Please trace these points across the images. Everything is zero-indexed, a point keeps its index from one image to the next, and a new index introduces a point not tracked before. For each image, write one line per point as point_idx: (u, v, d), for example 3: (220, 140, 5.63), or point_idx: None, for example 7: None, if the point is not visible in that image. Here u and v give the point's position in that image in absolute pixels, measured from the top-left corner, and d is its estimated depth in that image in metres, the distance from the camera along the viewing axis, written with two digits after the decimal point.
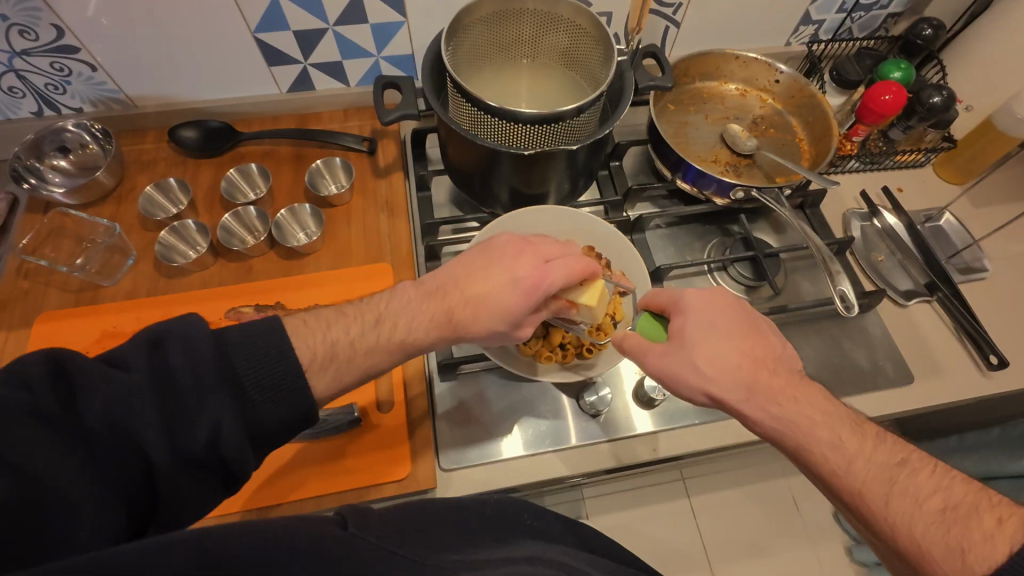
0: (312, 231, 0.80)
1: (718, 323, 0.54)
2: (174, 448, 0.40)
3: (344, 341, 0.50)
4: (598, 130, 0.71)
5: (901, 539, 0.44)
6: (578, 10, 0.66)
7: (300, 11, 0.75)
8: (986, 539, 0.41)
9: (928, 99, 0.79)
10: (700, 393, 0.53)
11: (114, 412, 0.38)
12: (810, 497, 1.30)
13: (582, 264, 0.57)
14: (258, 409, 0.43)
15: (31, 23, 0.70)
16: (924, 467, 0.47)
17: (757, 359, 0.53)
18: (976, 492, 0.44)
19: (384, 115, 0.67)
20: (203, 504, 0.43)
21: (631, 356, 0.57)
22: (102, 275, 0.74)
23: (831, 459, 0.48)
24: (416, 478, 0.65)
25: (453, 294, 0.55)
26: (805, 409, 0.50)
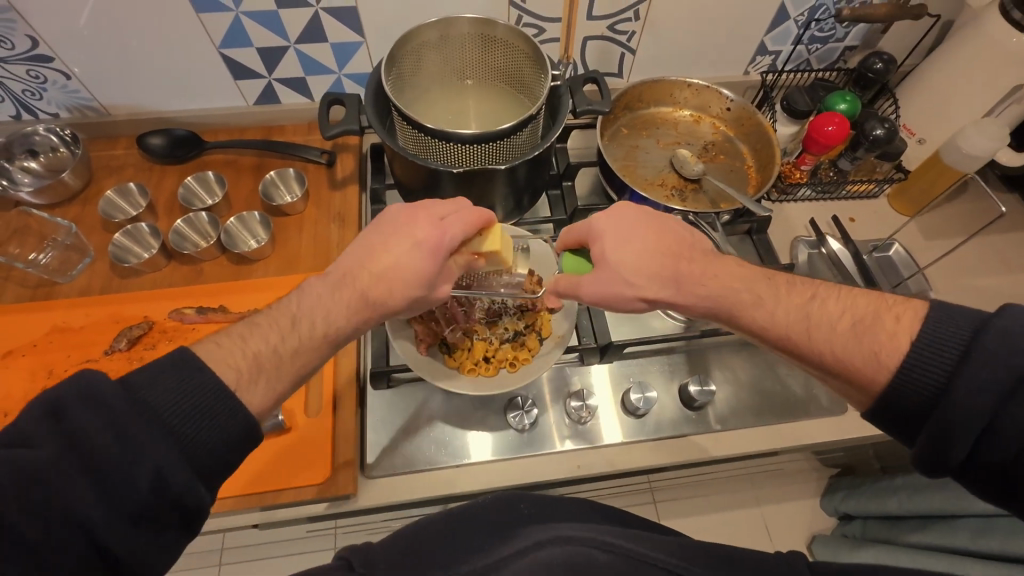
0: (262, 237, 0.82)
1: (630, 231, 0.57)
2: (110, 506, 0.39)
3: (268, 351, 0.51)
4: (537, 147, 0.73)
5: (830, 363, 0.49)
6: (514, 32, 0.69)
7: (262, 30, 0.79)
8: (891, 338, 0.46)
9: (871, 132, 0.81)
10: (637, 300, 0.56)
11: (19, 489, 0.37)
12: (781, 527, 1.27)
13: (475, 215, 0.60)
14: (192, 445, 0.42)
15: (7, 34, 0.74)
16: (831, 294, 0.52)
17: (674, 249, 0.57)
18: (875, 299, 0.50)
19: (327, 129, 0.70)
20: (170, 554, 0.43)
21: (568, 296, 0.60)
22: (59, 273, 0.77)
23: (768, 324, 0.53)
24: (333, 483, 0.65)
25: (361, 276, 0.56)
26: (730, 286, 0.55)
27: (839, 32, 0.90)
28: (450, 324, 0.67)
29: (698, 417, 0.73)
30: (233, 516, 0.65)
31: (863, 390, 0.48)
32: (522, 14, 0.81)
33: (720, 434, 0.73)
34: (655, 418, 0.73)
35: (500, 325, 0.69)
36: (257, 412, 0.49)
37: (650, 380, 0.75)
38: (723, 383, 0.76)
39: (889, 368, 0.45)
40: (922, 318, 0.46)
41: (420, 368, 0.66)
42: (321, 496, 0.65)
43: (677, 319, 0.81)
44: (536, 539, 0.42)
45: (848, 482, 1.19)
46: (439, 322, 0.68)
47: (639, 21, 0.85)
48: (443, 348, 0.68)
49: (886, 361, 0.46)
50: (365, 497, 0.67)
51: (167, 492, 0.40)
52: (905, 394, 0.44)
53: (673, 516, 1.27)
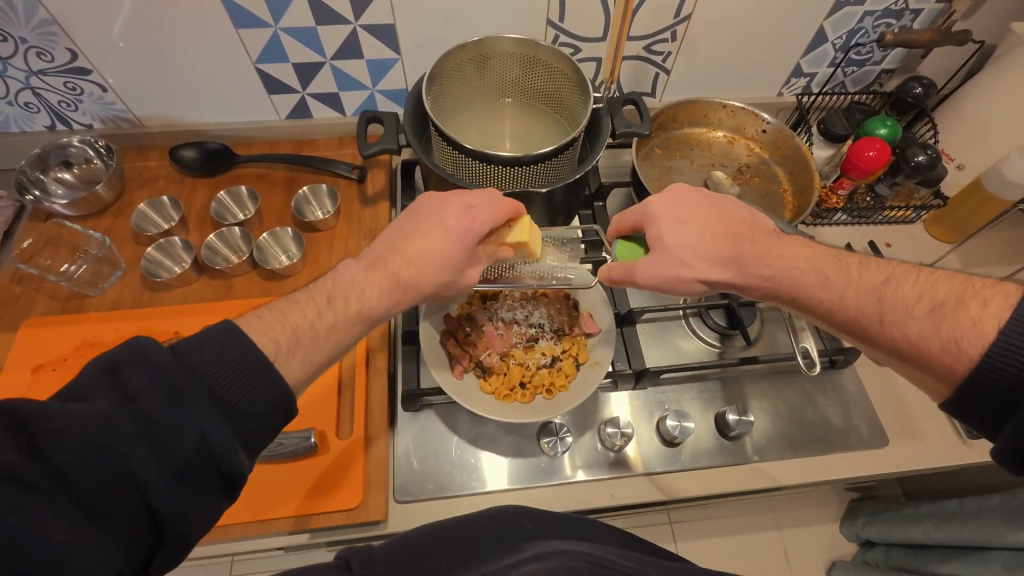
0: (293, 253, 0.81)
1: (688, 213, 0.58)
2: (158, 464, 0.40)
3: (304, 326, 0.51)
4: (574, 171, 0.72)
5: (904, 349, 0.48)
6: (558, 55, 0.69)
7: (299, 46, 0.79)
8: (975, 324, 0.44)
9: (913, 158, 0.79)
10: (696, 282, 0.58)
11: (81, 442, 0.38)
12: (802, 553, 1.25)
13: (505, 204, 0.60)
14: (237, 409, 0.44)
15: (48, 46, 0.75)
16: (909, 276, 0.50)
17: (736, 231, 0.58)
18: (960, 283, 0.48)
19: (365, 148, 0.69)
20: (207, 520, 0.43)
21: (622, 283, 0.60)
22: (90, 285, 0.77)
23: (825, 299, 0.53)
24: (347, 510, 0.64)
25: (392, 259, 0.57)
26: (795, 266, 0.55)
27: (877, 56, 0.89)
28: (487, 349, 0.67)
29: (735, 447, 0.72)
30: (262, 540, 0.64)
31: (941, 377, 0.46)
32: (559, 34, 0.81)
33: (757, 465, 0.71)
34: (691, 447, 0.71)
35: (536, 349, 0.68)
36: (294, 385, 0.49)
37: (686, 407, 0.74)
38: (761, 413, 0.74)
39: (971, 356, 0.44)
40: (1013, 305, 0.44)
41: (455, 391, 0.65)
42: (334, 523, 0.64)
43: (711, 345, 0.79)
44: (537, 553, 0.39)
45: (871, 507, 1.16)
46: (474, 345, 0.67)
47: (676, 42, 0.84)
48: (477, 373, 0.67)
49: (967, 350, 0.44)
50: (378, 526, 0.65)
51: (209, 453, 0.42)
52: (991, 383, 0.42)
53: (691, 538, 1.25)
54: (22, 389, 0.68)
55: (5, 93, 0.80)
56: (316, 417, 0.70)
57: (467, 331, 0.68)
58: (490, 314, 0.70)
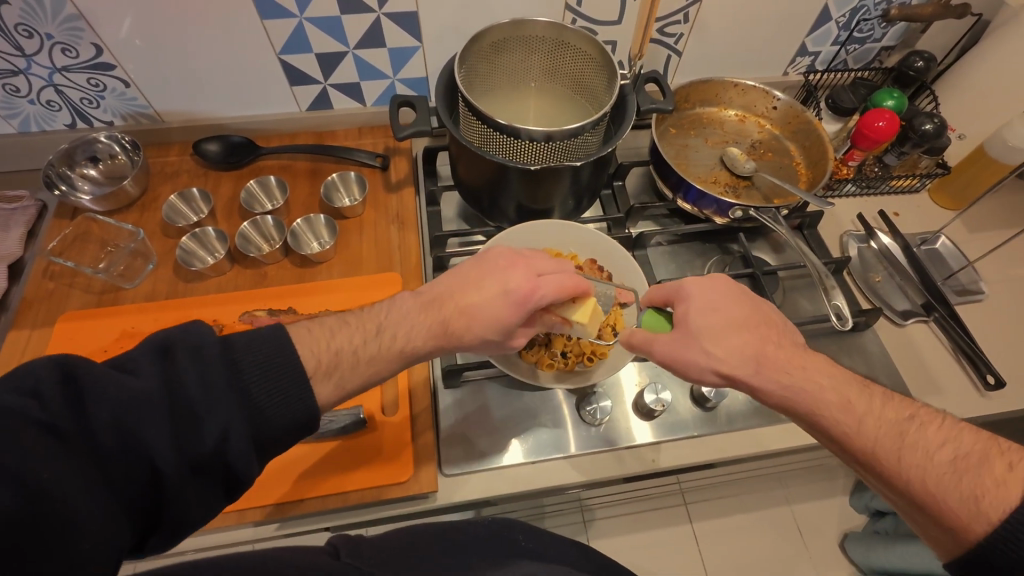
0: (325, 240, 0.83)
1: (719, 304, 0.56)
2: (180, 453, 0.42)
3: (348, 350, 0.53)
4: (601, 149, 0.74)
5: (916, 492, 0.47)
6: (585, 38, 0.71)
7: (322, 35, 0.80)
8: (998, 485, 0.43)
9: (920, 126, 0.83)
10: (713, 373, 0.54)
11: (119, 415, 0.40)
12: (814, 525, 1.28)
13: (572, 282, 0.59)
14: (263, 416, 0.45)
15: (73, 42, 0.75)
16: (931, 419, 0.50)
17: (764, 333, 0.55)
18: (984, 439, 0.47)
19: (399, 131, 0.71)
20: (207, 512, 0.45)
21: (640, 351, 0.58)
22: (123, 278, 0.77)
23: (842, 421, 0.50)
24: (343, 495, 0.65)
25: (447, 305, 0.57)
26: (814, 380, 0.53)
27: (878, 33, 0.92)
28: None
29: (767, 408, 0.74)
30: (315, 518, 0.66)
31: (952, 531, 0.45)
32: (577, 17, 0.83)
33: (788, 425, 0.74)
34: (726, 410, 0.74)
35: None
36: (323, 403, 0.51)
37: None
38: None
39: (991, 518, 0.43)
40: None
41: (501, 364, 0.68)
42: (330, 507, 0.64)
43: None
44: None
45: None
46: None
47: (688, 24, 0.87)
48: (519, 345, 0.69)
49: (987, 511, 0.43)
50: (376, 509, 0.67)
51: (227, 453, 0.44)
52: (1006, 550, 0.41)
53: (707, 517, 1.28)
54: None
55: (27, 91, 0.80)
56: (361, 395, 0.71)
57: None
58: None
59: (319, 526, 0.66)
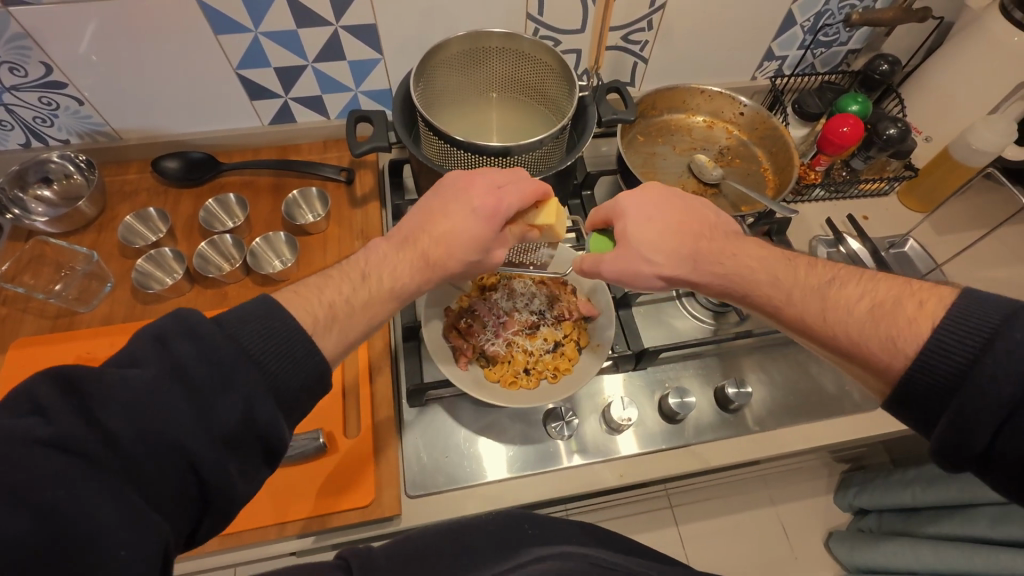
0: (287, 258, 0.82)
1: (654, 213, 0.60)
2: (205, 430, 0.39)
3: (340, 300, 0.51)
4: (564, 159, 0.73)
5: (844, 345, 0.48)
6: (542, 47, 0.70)
7: (281, 49, 0.78)
8: (911, 322, 0.45)
9: (885, 131, 0.83)
10: (656, 277, 0.59)
11: (135, 405, 0.37)
12: (799, 525, 1.28)
13: (533, 187, 0.60)
14: (280, 377, 0.43)
15: (20, 61, 0.73)
16: (851, 278, 0.51)
17: (694, 229, 0.59)
18: (900, 284, 0.48)
19: (356, 147, 0.70)
20: (249, 489, 0.43)
21: (592, 274, 0.62)
22: (79, 302, 0.76)
23: (773, 296, 0.54)
24: (304, 520, 0.63)
25: (422, 238, 0.58)
26: (748, 265, 0.56)
27: (843, 36, 0.92)
28: (489, 337, 0.68)
29: (736, 419, 0.74)
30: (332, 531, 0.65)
31: (878, 374, 0.46)
32: (539, 27, 0.82)
33: (757, 435, 0.73)
34: (694, 422, 0.73)
35: (537, 336, 0.69)
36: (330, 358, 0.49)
37: (684, 383, 0.75)
38: (757, 384, 0.76)
39: (907, 352, 0.44)
40: (948, 305, 0.44)
41: (463, 382, 0.65)
42: (289, 534, 0.63)
43: (704, 322, 0.81)
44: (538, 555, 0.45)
45: (861, 477, 1.20)
46: (476, 335, 0.68)
47: (653, 31, 0.86)
48: (482, 363, 0.68)
49: (904, 348, 0.44)
50: (340, 534, 0.65)
51: (254, 421, 0.41)
52: (924, 377, 0.42)
53: (692, 519, 1.27)
54: None
55: None
56: (323, 417, 0.70)
57: (466, 320, 0.69)
58: (491, 302, 0.72)
59: (356, 535, 0.66)
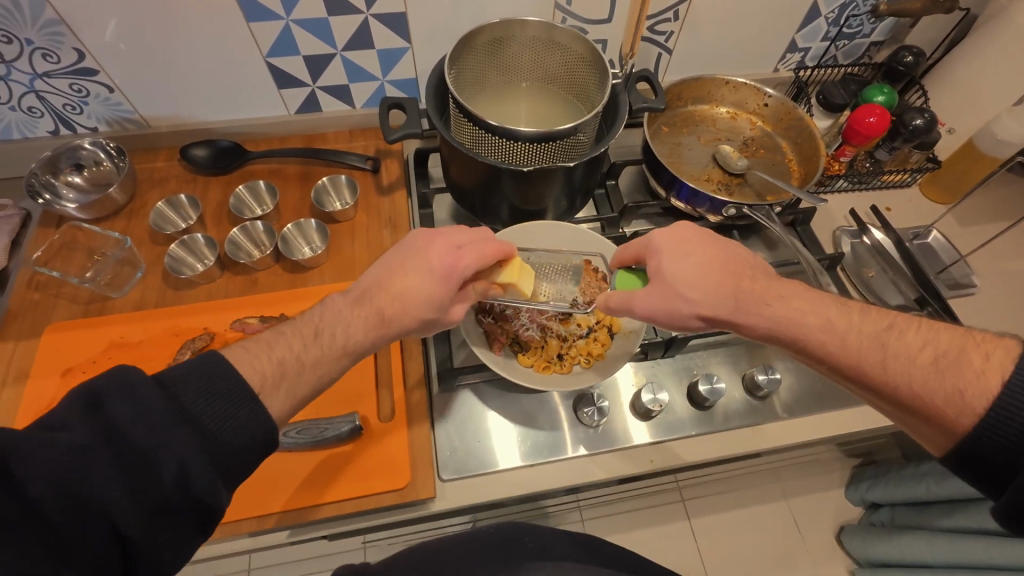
0: (317, 245, 0.82)
1: (692, 249, 0.58)
2: (134, 496, 0.40)
3: (291, 358, 0.51)
4: (594, 147, 0.74)
5: (905, 397, 0.48)
6: (574, 36, 0.70)
7: (311, 37, 0.79)
8: (979, 377, 0.45)
9: (911, 121, 0.83)
10: (694, 317, 0.56)
11: (63, 467, 0.38)
12: (811, 519, 1.28)
13: (493, 247, 0.60)
14: (220, 444, 0.43)
15: (54, 47, 0.73)
16: (910, 324, 0.52)
17: (733, 269, 0.57)
18: (961, 334, 0.49)
19: (389, 133, 0.70)
20: (184, 546, 0.43)
21: (621, 312, 0.60)
22: (111, 287, 0.76)
23: (825, 341, 0.52)
24: (340, 503, 0.64)
25: (379, 294, 0.56)
26: (797, 309, 0.55)
27: (868, 28, 0.92)
28: (523, 323, 0.69)
29: (763, 406, 0.74)
30: (354, 518, 0.66)
31: (945, 428, 0.46)
32: (567, 16, 0.82)
33: (784, 422, 0.74)
34: (723, 408, 0.74)
35: (571, 321, 0.70)
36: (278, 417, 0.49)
37: (714, 370, 0.76)
38: (784, 372, 0.77)
39: (975, 410, 0.44)
40: (1015, 358, 0.45)
41: (496, 366, 0.66)
42: (325, 516, 0.63)
43: None
44: None
45: (874, 471, 1.20)
46: (511, 320, 0.68)
47: (679, 21, 0.86)
48: (515, 347, 0.69)
49: (973, 405, 0.44)
50: (373, 517, 0.66)
51: (188, 487, 0.41)
52: (993, 437, 0.43)
53: (706, 511, 1.28)
54: (54, 393, 0.67)
55: (7, 98, 0.79)
56: (355, 401, 0.70)
57: (501, 304, 0.69)
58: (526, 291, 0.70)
59: (372, 523, 0.66)
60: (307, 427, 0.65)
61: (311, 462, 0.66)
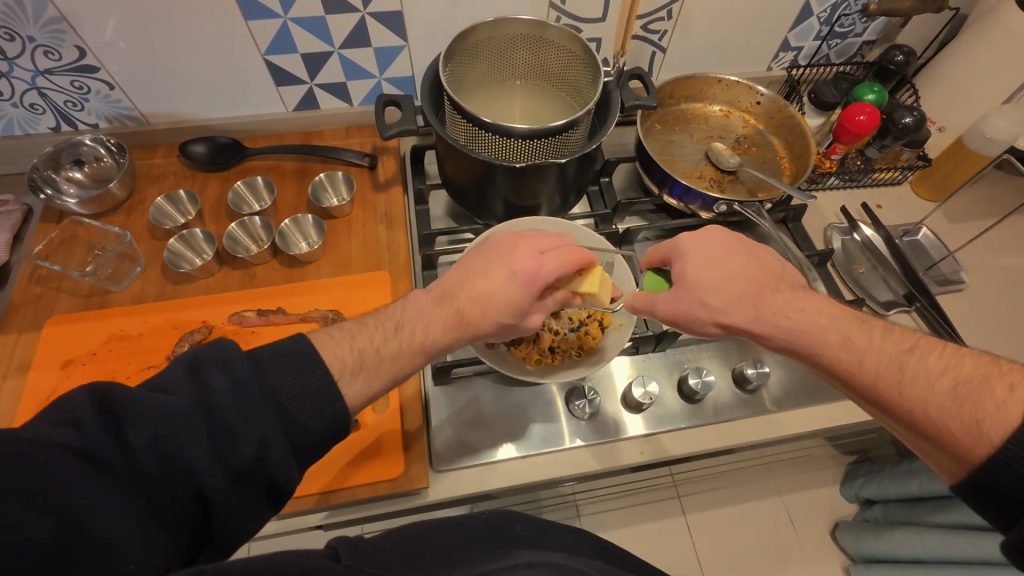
0: (314, 240, 0.83)
1: (717, 258, 0.59)
2: (223, 463, 0.41)
3: (371, 350, 0.53)
4: (587, 144, 0.75)
5: (920, 421, 0.48)
6: (567, 34, 0.72)
7: (308, 36, 0.80)
8: (998, 406, 0.44)
9: (901, 119, 0.84)
10: (713, 324, 0.59)
11: (161, 431, 0.39)
12: (805, 515, 1.29)
13: (576, 256, 0.59)
14: (297, 424, 0.45)
15: (55, 44, 0.74)
16: (932, 349, 0.51)
17: (762, 279, 0.59)
18: (986, 363, 0.48)
19: (385, 130, 0.71)
20: (254, 520, 0.45)
21: (643, 312, 0.63)
22: (112, 281, 0.77)
23: (841, 357, 0.53)
24: (332, 492, 0.65)
25: (459, 296, 0.57)
26: (817, 322, 0.56)
27: (859, 28, 0.93)
28: None
29: (753, 400, 0.75)
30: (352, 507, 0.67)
31: (958, 457, 0.45)
32: (561, 15, 0.83)
33: (774, 415, 0.75)
34: (713, 402, 0.75)
35: (563, 316, 0.70)
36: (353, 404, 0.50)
37: (704, 364, 0.77)
38: (774, 366, 0.78)
39: (992, 438, 0.43)
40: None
41: (489, 359, 0.68)
42: (320, 505, 0.65)
43: None
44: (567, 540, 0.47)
45: (868, 467, 1.21)
46: None
47: (672, 20, 0.87)
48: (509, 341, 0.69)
49: (988, 432, 0.43)
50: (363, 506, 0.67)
51: (267, 460, 0.43)
52: (1007, 469, 0.42)
53: (701, 508, 1.29)
54: (54, 384, 0.68)
55: (10, 95, 0.80)
56: None
57: None
58: None
59: (370, 511, 0.68)
60: None
61: None
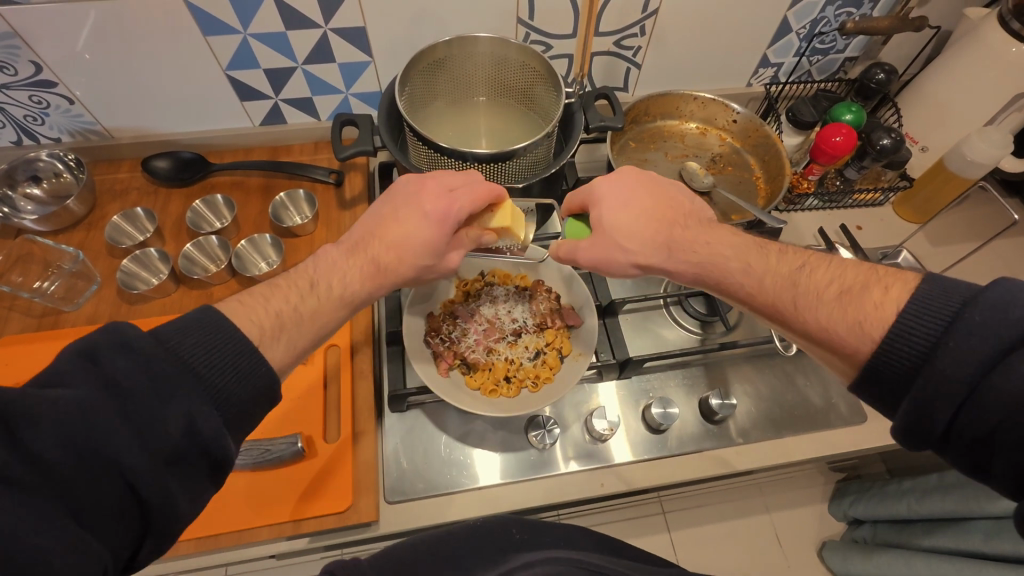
0: (273, 259, 0.81)
1: (630, 199, 0.59)
2: (146, 447, 0.38)
3: (288, 310, 0.51)
4: (551, 164, 0.73)
5: (813, 331, 0.48)
6: (527, 51, 0.70)
7: (271, 51, 0.78)
8: (877, 306, 0.45)
9: (878, 141, 0.82)
10: (633, 267, 0.59)
11: (72, 430, 0.36)
12: (792, 533, 1.24)
13: (486, 190, 0.60)
14: (225, 395, 0.43)
15: (10, 59, 0.73)
16: (821, 263, 0.51)
17: (668, 216, 0.58)
18: (866, 270, 0.48)
19: (340, 151, 0.69)
20: (198, 503, 0.42)
21: (567, 262, 0.61)
22: (64, 301, 0.76)
23: (745, 283, 0.53)
24: (271, 526, 0.63)
25: (373, 244, 0.58)
26: (720, 253, 0.56)
27: (840, 44, 0.91)
28: (470, 345, 0.69)
29: (719, 430, 0.73)
30: (299, 541, 0.65)
31: (845, 357, 0.46)
32: (530, 31, 0.82)
33: (743, 447, 0.73)
34: (677, 433, 0.73)
35: (519, 343, 0.70)
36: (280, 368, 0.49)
37: (670, 394, 0.75)
38: (743, 396, 0.76)
39: (873, 336, 0.44)
40: (912, 290, 0.44)
41: (441, 389, 0.64)
42: (264, 538, 0.63)
43: (691, 331, 0.81)
44: (527, 562, 0.44)
45: (855, 487, 1.17)
46: (458, 342, 0.68)
47: (645, 36, 0.85)
48: (463, 369, 0.67)
49: (870, 331, 0.44)
50: (306, 540, 0.65)
51: (198, 437, 0.41)
52: (888, 363, 0.42)
53: (682, 526, 1.23)
54: None
55: None
56: (303, 421, 0.69)
57: (447, 325, 0.70)
58: (473, 309, 0.72)
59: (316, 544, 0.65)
60: (249, 448, 0.64)
61: (253, 483, 0.65)
